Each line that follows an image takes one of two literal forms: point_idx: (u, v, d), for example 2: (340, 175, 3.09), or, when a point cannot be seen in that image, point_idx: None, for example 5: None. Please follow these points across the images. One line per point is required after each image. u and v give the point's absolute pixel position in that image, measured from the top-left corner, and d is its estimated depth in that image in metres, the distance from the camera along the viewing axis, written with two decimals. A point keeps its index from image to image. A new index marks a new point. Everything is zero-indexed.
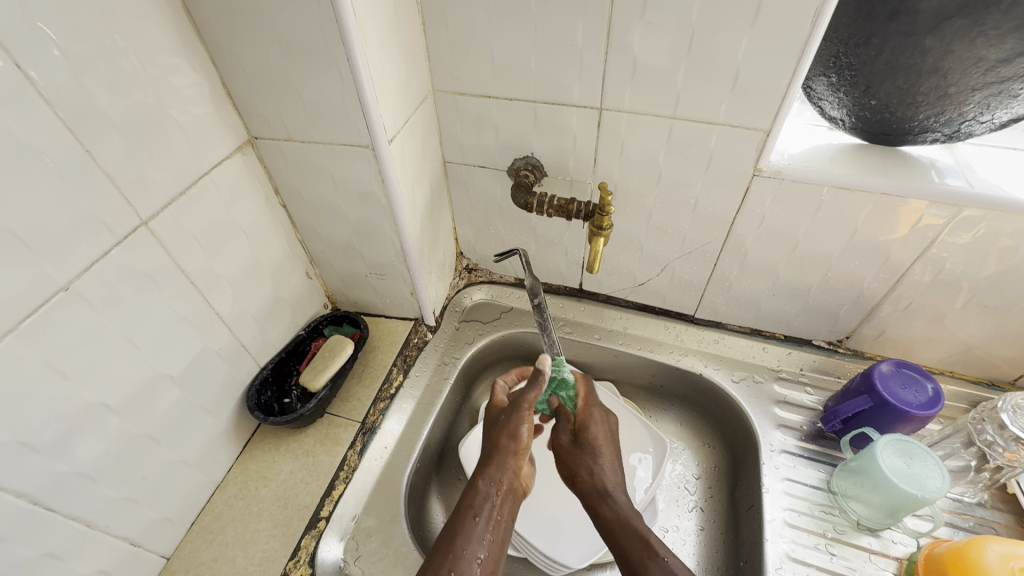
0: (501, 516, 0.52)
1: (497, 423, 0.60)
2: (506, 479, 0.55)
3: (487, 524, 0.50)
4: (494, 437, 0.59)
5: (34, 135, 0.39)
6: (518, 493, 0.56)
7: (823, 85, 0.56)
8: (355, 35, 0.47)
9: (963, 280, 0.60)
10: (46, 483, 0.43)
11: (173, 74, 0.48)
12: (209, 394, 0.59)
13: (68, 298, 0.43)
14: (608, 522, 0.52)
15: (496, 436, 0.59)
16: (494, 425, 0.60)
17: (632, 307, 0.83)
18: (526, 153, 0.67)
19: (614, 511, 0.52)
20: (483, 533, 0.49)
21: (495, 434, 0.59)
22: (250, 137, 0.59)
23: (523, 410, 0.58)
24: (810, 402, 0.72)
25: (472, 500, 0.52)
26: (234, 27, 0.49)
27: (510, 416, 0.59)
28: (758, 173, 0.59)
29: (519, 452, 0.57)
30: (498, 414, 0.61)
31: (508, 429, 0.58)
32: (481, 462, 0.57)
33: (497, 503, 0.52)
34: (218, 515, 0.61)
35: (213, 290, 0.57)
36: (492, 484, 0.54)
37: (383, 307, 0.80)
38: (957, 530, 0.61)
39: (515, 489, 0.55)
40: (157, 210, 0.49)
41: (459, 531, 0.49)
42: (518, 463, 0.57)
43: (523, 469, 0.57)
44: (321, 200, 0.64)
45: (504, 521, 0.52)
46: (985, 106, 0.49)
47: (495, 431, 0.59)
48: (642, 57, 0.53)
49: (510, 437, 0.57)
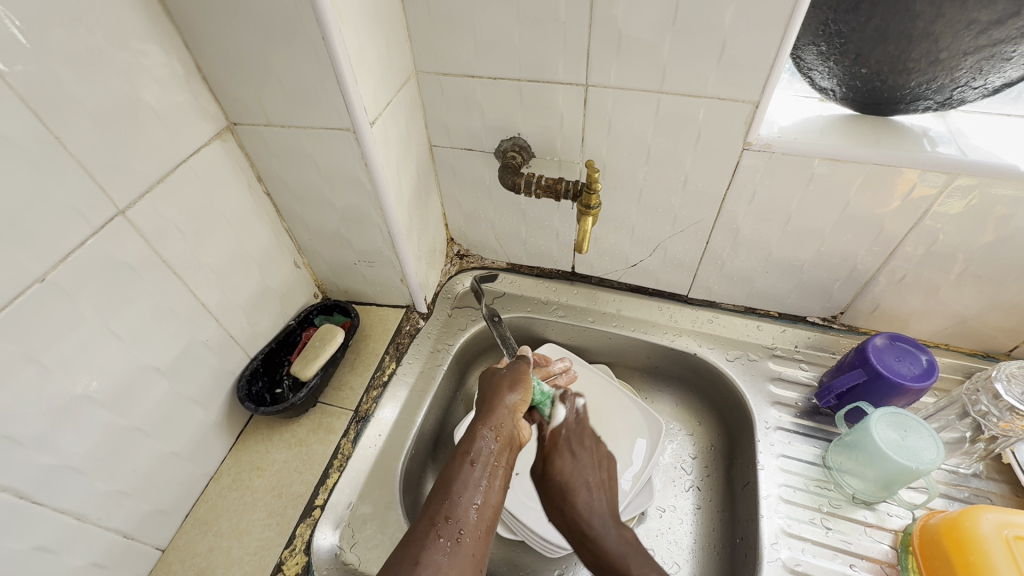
0: (498, 464, 0.49)
1: (500, 379, 0.59)
2: (505, 429, 0.53)
3: (485, 470, 0.48)
4: (493, 393, 0.57)
5: (1, 122, 0.37)
6: (517, 448, 0.53)
7: (812, 55, 0.55)
8: (329, 13, 0.45)
9: (958, 251, 0.59)
10: (33, 478, 0.43)
11: (145, 59, 0.47)
12: (199, 386, 0.59)
13: (45, 289, 0.42)
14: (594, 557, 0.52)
15: (494, 390, 0.58)
16: (495, 378, 0.60)
17: (625, 289, 0.82)
18: (513, 134, 0.66)
19: (593, 555, 0.52)
20: (481, 481, 0.47)
21: (492, 389, 0.58)
22: (229, 123, 0.58)
23: (527, 372, 0.59)
24: (805, 379, 0.72)
25: (470, 446, 0.50)
26: (204, 8, 0.48)
27: (512, 376, 0.59)
28: (747, 147, 0.58)
29: (519, 404, 0.56)
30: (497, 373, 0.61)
31: (510, 383, 0.58)
32: (480, 412, 0.55)
33: (496, 448, 0.50)
34: (212, 507, 0.61)
35: (198, 281, 0.56)
36: (491, 430, 0.52)
37: (374, 295, 0.79)
38: (952, 502, 0.61)
39: (514, 441, 0.53)
40: (135, 198, 0.48)
41: (455, 478, 0.47)
42: (516, 415, 0.55)
43: (522, 423, 0.56)
44: (305, 187, 0.63)
45: (504, 469, 0.49)
46: (977, 71, 0.48)
47: (497, 385, 0.58)
48: (627, 30, 0.52)
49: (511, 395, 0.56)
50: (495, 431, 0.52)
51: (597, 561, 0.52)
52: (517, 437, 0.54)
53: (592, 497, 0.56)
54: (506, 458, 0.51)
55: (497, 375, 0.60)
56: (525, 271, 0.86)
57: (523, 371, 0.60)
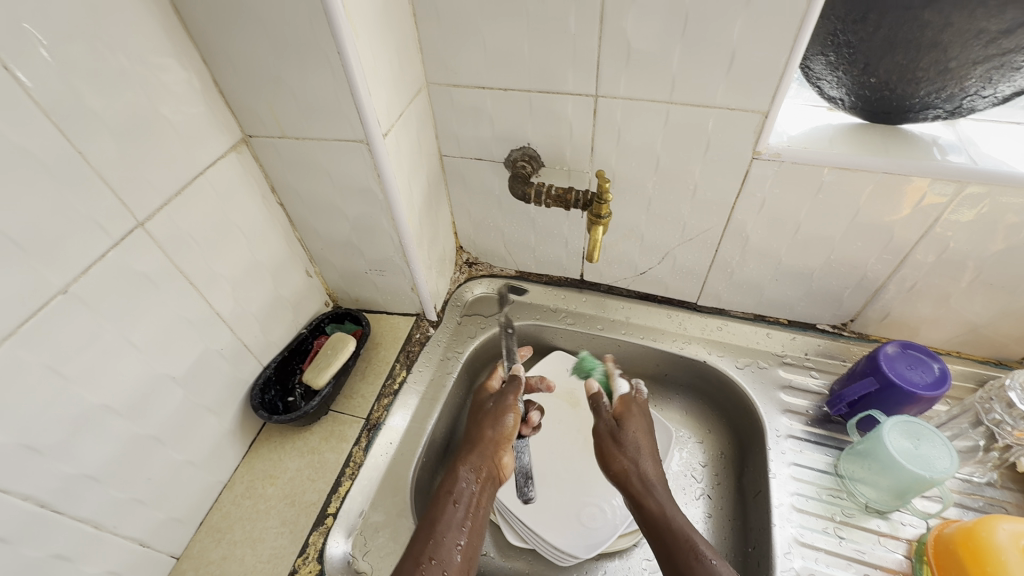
0: (479, 504, 0.53)
1: (481, 415, 0.63)
2: (485, 468, 0.56)
3: (466, 510, 0.51)
4: (476, 428, 0.61)
5: (24, 137, 0.38)
6: (496, 485, 0.58)
7: (821, 65, 0.55)
8: (344, 28, 0.46)
9: (969, 258, 0.59)
10: (52, 486, 0.44)
11: (164, 74, 0.48)
12: (213, 394, 0.59)
13: (66, 301, 0.43)
14: (653, 515, 0.53)
15: (477, 426, 0.61)
16: (477, 413, 0.64)
17: (634, 297, 0.82)
18: (523, 144, 0.66)
19: (657, 505, 0.53)
20: (464, 520, 0.50)
21: (475, 425, 0.61)
22: (244, 136, 0.59)
23: (508, 405, 0.63)
24: (815, 386, 0.71)
25: (452, 487, 0.53)
26: (222, 24, 0.48)
27: (496, 407, 0.63)
28: (757, 156, 0.58)
29: (499, 440, 0.59)
30: (483, 407, 0.64)
31: (492, 418, 0.61)
32: (462, 449, 0.58)
33: (477, 489, 0.54)
34: (225, 514, 0.62)
35: (213, 291, 0.57)
36: (472, 472, 0.55)
37: (384, 303, 0.80)
38: (967, 511, 0.60)
39: (492, 479, 0.57)
40: (154, 210, 0.49)
41: (439, 519, 0.49)
42: (497, 452, 0.59)
43: (503, 461, 0.59)
44: (317, 198, 0.64)
45: (483, 509, 0.53)
46: (986, 80, 0.48)
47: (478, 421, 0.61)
48: (637, 42, 0.53)
49: (493, 430, 0.60)
50: (476, 471, 0.55)
51: (662, 516, 0.52)
52: (495, 475, 0.58)
53: (648, 463, 0.58)
54: (485, 497, 0.54)
55: (479, 410, 0.64)
56: (534, 279, 0.86)
57: (505, 400, 0.64)
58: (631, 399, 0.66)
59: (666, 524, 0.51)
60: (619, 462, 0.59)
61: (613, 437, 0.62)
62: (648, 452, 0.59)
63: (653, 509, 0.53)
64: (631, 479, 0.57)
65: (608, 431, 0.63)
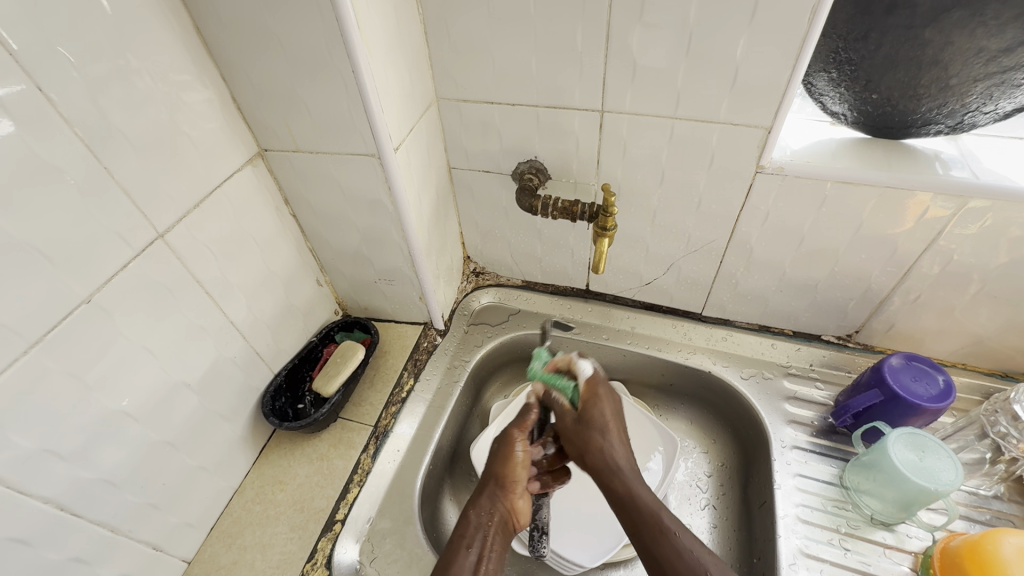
0: (492, 548, 0.50)
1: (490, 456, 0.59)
2: (498, 512, 0.54)
3: (479, 555, 0.49)
4: (487, 468, 0.58)
5: (54, 154, 0.40)
6: (511, 531, 0.54)
7: (823, 81, 0.56)
8: (359, 48, 0.48)
9: (973, 271, 0.60)
10: (72, 490, 0.45)
11: (185, 91, 0.50)
12: (226, 401, 0.61)
13: (89, 310, 0.44)
14: (619, 497, 0.51)
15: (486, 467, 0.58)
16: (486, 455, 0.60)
17: (639, 307, 0.83)
18: (530, 156, 0.68)
19: (625, 487, 0.51)
20: (476, 566, 0.48)
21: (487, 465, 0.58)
22: (260, 150, 0.60)
23: (515, 439, 0.59)
24: (820, 398, 0.72)
25: (464, 531, 0.52)
26: (241, 43, 0.50)
27: (503, 446, 0.59)
28: (760, 170, 0.59)
29: (513, 482, 0.56)
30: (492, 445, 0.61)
31: (501, 458, 0.57)
32: (475, 492, 0.56)
33: (489, 533, 0.51)
34: (236, 520, 0.63)
35: (228, 300, 0.59)
36: (483, 516, 0.53)
37: (392, 312, 0.81)
38: (973, 524, 0.60)
39: (507, 523, 0.54)
40: (173, 222, 0.51)
41: (452, 564, 0.48)
42: (510, 494, 0.55)
43: (518, 505, 0.56)
44: (329, 209, 0.65)
45: (499, 552, 0.51)
46: (988, 96, 0.49)
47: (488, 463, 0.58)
48: (643, 59, 0.54)
49: (500, 471, 0.56)
50: (488, 516, 0.53)
51: (628, 497, 0.50)
52: (509, 518, 0.54)
53: (617, 442, 0.54)
54: (498, 543, 0.51)
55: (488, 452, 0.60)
56: (540, 289, 0.87)
57: (512, 435, 0.59)
58: (594, 380, 0.59)
59: (632, 504, 0.50)
60: (591, 444, 0.55)
61: (577, 419, 0.57)
62: (616, 430, 0.55)
63: (620, 490, 0.51)
64: (597, 461, 0.54)
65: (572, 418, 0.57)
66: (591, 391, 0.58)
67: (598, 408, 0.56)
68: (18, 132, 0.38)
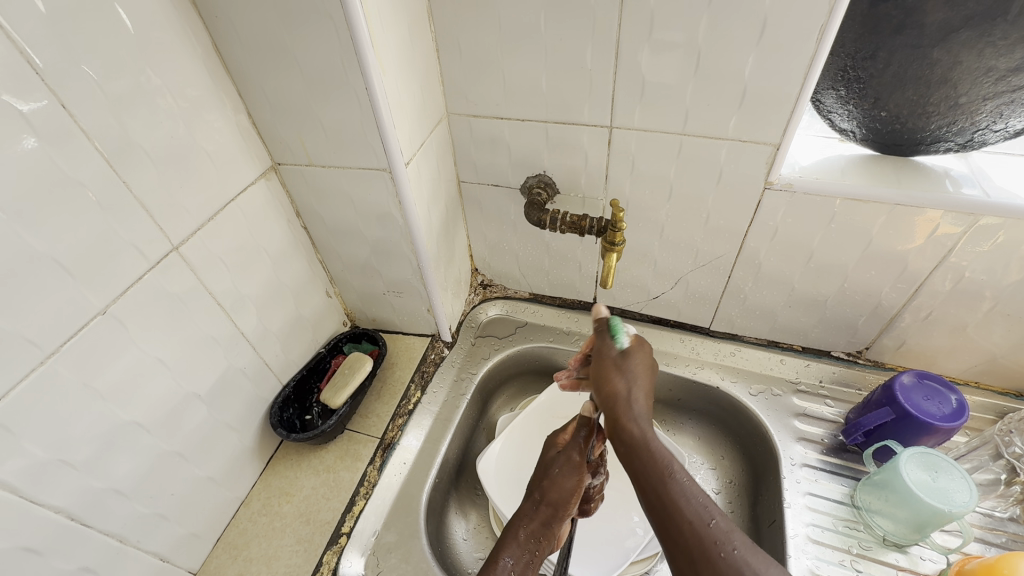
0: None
1: (547, 480, 0.58)
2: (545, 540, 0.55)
3: None
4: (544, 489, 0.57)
5: (76, 169, 0.41)
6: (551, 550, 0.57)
7: (832, 99, 0.56)
8: (373, 66, 0.49)
9: (985, 288, 0.59)
10: (83, 500, 0.45)
11: (202, 107, 0.51)
12: (235, 412, 0.61)
13: (105, 321, 0.45)
14: (631, 442, 0.44)
15: (539, 487, 0.58)
16: (540, 474, 0.59)
17: (646, 321, 0.83)
18: (539, 171, 0.68)
19: (638, 431, 0.45)
20: None
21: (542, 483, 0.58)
22: (273, 163, 0.61)
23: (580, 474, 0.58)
24: (830, 415, 0.71)
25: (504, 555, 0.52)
26: (257, 60, 0.51)
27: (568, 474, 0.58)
28: (769, 186, 0.59)
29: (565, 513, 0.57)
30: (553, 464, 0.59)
31: (558, 486, 0.57)
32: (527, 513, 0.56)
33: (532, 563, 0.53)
34: (242, 531, 0.63)
35: (238, 311, 0.59)
36: (524, 540, 0.54)
37: (400, 324, 0.81)
38: (989, 547, 0.59)
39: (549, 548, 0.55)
40: (188, 235, 0.51)
41: None
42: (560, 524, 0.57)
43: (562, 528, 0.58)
44: (340, 222, 0.66)
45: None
46: (997, 115, 0.49)
47: (543, 486, 0.58)
48: (651, 77, 0.55)
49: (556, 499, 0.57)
50: (536, 544, 0.54)
51: (637, 446, 0.44)
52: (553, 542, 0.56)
53: (641, 391, 0.49)
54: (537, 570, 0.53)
55: (546, 474, 0.59)
56: (547, 302, 0.87)
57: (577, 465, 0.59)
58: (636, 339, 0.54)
59: (642, 450, 0.43)
60: (611, 386, 0.49)
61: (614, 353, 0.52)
62: (643, 376, 0.50)
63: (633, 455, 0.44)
64: (617, 403, 0.48)
65: (608, 359, 0.52)
66: (636, 348, 0.53)
67: (632, 359, 0.51)
68: (43, 147, 0.39)
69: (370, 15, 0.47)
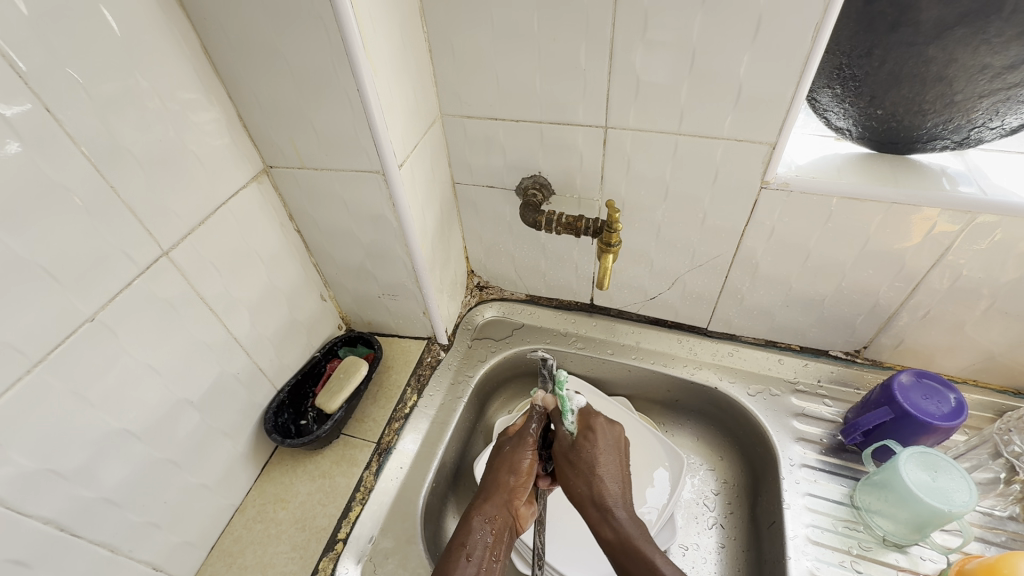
0: (495, 556, 0.53)
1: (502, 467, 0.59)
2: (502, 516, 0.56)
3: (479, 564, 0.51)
4: (495, 469, 0.59)
5: (62, 175, 0.40)
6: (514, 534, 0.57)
7: (828, 97, 0.56)
8: (364, 67, 0.48)
9: (983, 286, 0.59)
10: (72, 509, 0.45)
11: (192, 110, 0.50)
12: (229, 418, 0.60)
13: (94, 328, 0.44)
14: (611, 546, 0.51)
15: (494, 472, 0.59)
16: (495, 457, 0.61)
17: (644, 322, 0.82)
18: (534, 172, 0.68)
19: (614, 533, 0.52)
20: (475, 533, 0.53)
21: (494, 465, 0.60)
22: (266, 166, 0.61)
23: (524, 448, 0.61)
24: (828, 414, 0.71)
25: (465, 539, 0.53)
26: (246, 61, 0.51)
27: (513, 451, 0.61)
28: (765, 185, 0.59)
29: (517, 490, 0.58)
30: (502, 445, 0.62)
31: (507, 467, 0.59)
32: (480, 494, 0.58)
33: (491, 541, 0.53)
34: (237, 538, 0.62)
35: (232, 316, 0.59)
36: (487, 522, 0.55)
37: (396, 327, 0.81)
38: (989, 546, 0.59)
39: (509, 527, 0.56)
40: (178, 240, 0.51)
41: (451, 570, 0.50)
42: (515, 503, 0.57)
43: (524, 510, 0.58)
44: (334, 225, 0.66)
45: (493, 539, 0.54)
46: (993, 112, 0.49)
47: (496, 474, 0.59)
48: (646, 76, 0.54)
49: (507, 475, 0.58)
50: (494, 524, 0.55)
51: (619, 542, 0.51)
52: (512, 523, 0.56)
53: (611, 481, 0.55)
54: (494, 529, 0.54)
55: (499, 455, 0.61)
56: (544, 303, 0.86)
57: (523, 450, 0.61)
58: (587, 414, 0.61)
59: (624, 551, 0.50)
60: (578, 485, 0.56)
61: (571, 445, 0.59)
62: (614, 461, 0.57)
63: (595, 489, 0.55)
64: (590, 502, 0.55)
65: (565, 455, 0.59)
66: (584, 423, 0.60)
67: (587, 447, 0.58)
68: (26, 152, 0.38)
69: (360, 15, 0.46)
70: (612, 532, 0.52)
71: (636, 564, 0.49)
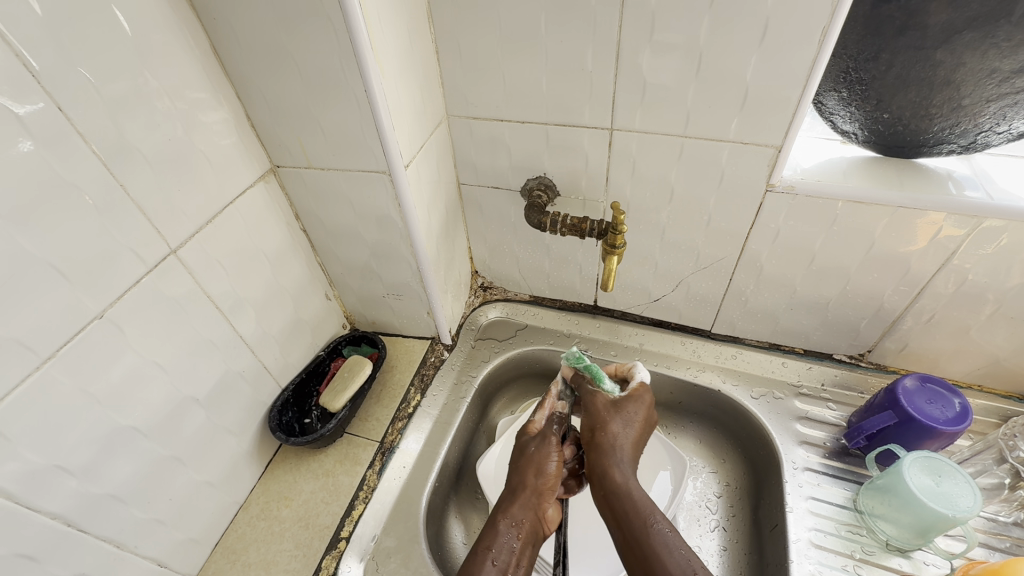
0: (519, 564, 0.51)
1: (525, 464, 0.60)
2: (527, 521, 0.55)
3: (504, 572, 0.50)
4: (521, 471, 0.59)
5: (73, 173, 0.41)
6: (539, 540, 0.56)
7: (834, 100, 0.56)
8: (372, 68, 0.48)
9: (988, 291, 0.59)
10: (79, 505, 0.45)
11: (201, 109, 0.51)
12: (234, 416, 0.61)
13: (102, 325, 0.45)
14: (615, 486, 0.54)
15: (519, 472, 0.59)
16: (521, 459, 0.60)
17: (647, 323, 0.82)
18: (539, 173, 0.68)
19: (622, 478, 0.54)
20: (499, 536, 0.53)
21: (518, 467, 0.60)
22: (272, 166, 0.61)
23: (551, 449, 0.60)
24: (832, 418, 0.70)
25: (491, 543, 0.52)
26: (255, 61, 0.51)
27: (538, 451, 0.60)
28: (771, 188, 0.59)
29: (542, 491, 0.57)
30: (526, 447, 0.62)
31: (534, 466, 0.59)
32: (505, 501, 0.57)
33: (517, 547, 0.52)
34: (241, 536, 0.62)
35: (238, 315, 0.59)
36: (513, 526, 0.54)
37: (400, 327, 0.81)
38: (993, 552, 0.58)
39: (536, 534, 0.55)
40: (186, 238, 0.51)
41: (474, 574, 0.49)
42: (541, 505, 0.57)
43: (549, 512, 0.57)
44: (339, 225, 0.66)
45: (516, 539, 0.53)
46: (1001, 116, 0.49)
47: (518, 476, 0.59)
48: (652, 79, 0.54)
49: (531, 477, 0.58)
50: (518, 528, 0.54)
51: (624, 487, 0.53)
52: (538, 530, 0.55)
53: (629, 435, 0.58)
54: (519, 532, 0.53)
55: (523, 453, 0.61)
56: (548, 304, 0.86)
57: (548, 449, 0.61)
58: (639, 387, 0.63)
59: (627, 494, 0.52)
60: (608, 428, 0.58)
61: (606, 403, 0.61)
62: (634, 425, 0.59)
63: (617, 438, 0.58)
64: (607, 448, 0.57)
65: (600, 406, 0.61)
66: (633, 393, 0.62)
67: (623, 406, 0.60)
68: (38, 150, 0.38)
69: (369, 16, 0.46)
70: (618, 475, 0.54)
71: (633, 506, 0.51)
